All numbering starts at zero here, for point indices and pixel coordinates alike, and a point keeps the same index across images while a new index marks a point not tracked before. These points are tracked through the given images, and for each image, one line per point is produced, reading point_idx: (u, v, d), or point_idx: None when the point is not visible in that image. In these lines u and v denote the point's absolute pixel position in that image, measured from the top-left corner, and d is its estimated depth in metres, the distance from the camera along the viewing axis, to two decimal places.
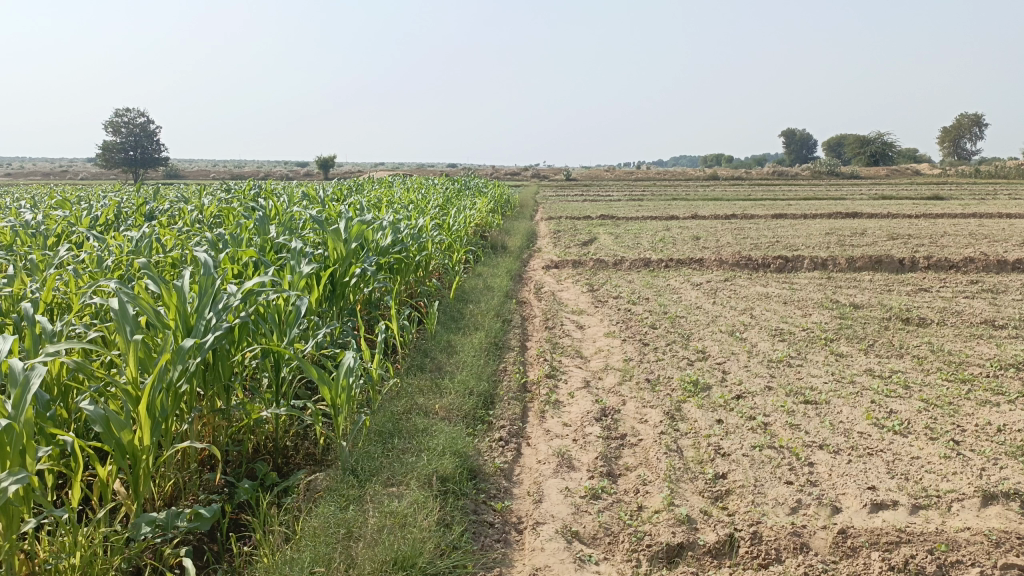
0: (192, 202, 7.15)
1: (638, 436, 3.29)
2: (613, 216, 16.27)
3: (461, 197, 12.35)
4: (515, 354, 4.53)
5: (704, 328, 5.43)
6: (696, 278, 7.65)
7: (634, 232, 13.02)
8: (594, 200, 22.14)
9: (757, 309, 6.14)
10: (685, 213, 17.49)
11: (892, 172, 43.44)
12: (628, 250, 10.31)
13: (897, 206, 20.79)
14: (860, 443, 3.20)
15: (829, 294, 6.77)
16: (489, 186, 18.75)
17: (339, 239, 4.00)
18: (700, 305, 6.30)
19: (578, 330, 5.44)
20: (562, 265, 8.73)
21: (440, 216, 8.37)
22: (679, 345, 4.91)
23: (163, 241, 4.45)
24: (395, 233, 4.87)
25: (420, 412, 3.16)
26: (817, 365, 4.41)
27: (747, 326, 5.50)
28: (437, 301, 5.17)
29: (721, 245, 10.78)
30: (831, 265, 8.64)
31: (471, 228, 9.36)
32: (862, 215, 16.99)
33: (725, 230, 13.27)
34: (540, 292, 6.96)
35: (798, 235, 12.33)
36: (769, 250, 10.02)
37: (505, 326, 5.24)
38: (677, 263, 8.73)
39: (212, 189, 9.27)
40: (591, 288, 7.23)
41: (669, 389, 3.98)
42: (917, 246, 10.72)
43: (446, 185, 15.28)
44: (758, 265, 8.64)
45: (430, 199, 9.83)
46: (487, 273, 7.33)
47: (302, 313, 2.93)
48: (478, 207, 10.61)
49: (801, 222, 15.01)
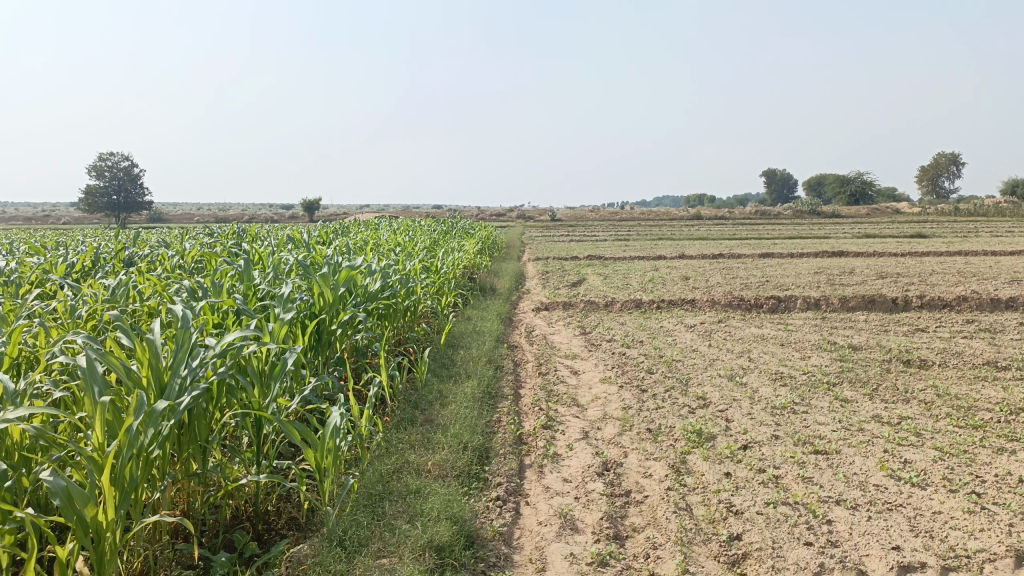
0: (174, 247, 6.95)
1: (644, 492, 3.10)
2: (600, 257, 16.21)
3: (449, 239, 12.22)
4: (509, 404, 4.34)
5: (702, 373, 5.27)
6: (690, 320, 7.51)
7: (623, 272, 12.92)
8: (581, 241, 22.12)
9: (755, 351, 5.99)
10: (672, 253, 17.47)
11: (873, 211, 43.92)
12: (618, 291, 10.19)
13: (882, 245, 20.88)
14: (877, 497, 3.03)
15: (826, 335, 6.65)
16: (475, 227, 18.68)
17: (326, 286, 3.83)
18: (696, 348, 6.15)
19: (573, 376, 5.27)
20: (552, 308, 8.58)
21: (428, 259, 8.21)
22: (678, 391, 4.74)
23: (139, 289, 4.25)
24: (383, 278, 4.71)
25: (412, 471, 2.97)
26: (823, 412, 4.26)
27: (747, 369, 5.35)
28: (427, 348, 4.99)
29: (711, 286, 10.69)
30: (824, 305, 8.54)
31: (460, 270, 9.21)
32: (849, 254, 17.03)
33: (714, 270, 13.20)
34: (531, 336, 6.79)
35: (787, 274, 12.27)
36: (760, 290, 9.93)
37: (497, 372, 5.06)
38: (669, 304, 8.61)
39: (194, 234, 9.08)
40: (583, 331, 7.07)
41: (672, 439, 3.80)
42: (908, 285, 10.68)
43: (432, 227, 15.17)
44: (750, 305, 8.53)
45: (417, 242, 9.69)
46: (477, 316, 7.16)
47: (286, 367, 2.76)
48: (466, 248, 10.47)
49: (789, 261, 14.98)
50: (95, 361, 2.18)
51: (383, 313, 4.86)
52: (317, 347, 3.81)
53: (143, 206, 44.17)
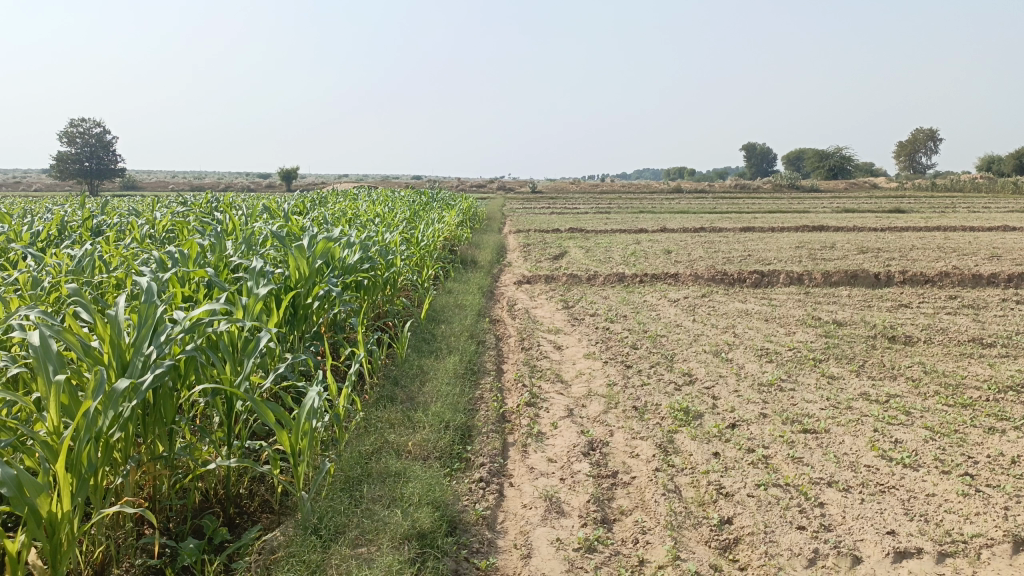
0: (144, 216, 6.71)
1: (631, 473, 3.01)
2: (582, 230, 16.08)
3: (429, 210, 12.02)
4: (491, 380, 4.22)
5: (687, 348, 5.18)
6: (673, 294, 7.42)
7: (604, 246, 12.81)
8: (562, 213, 21.97)
9: (740, 326, 5.92)
10: (654, 226, 17.38)
11: (852, 186, 44.10)
12: (601, 265, 10.08)
13: (862, 220, 20.93)
14: (869, 479, 2.96)
15: (810, 310, 6.59)
16: (456, 198, 18.45)
17: (303, 258, 3.68)
18: (681, 323, 6.06)
19: (556, 351, 5.16)
20: (533, 281, 8.45)
21: (408, 230, 8.03)
22: (664, 367, 4.65)
23: (105, 259, 4.07)
24: (362, 250, 4.56)
25: (392, 452, 2.84)
26: (811, 389, 4.19)
27: (732, 345, 5.27)
28: (407, 322, 4.85)
29: (693, 260, 10.61)
30: (807, 280, 8.49)
31: (440, 242, 9.03)
32: (830, 229, 17.05)
33: (695, 244, 13.13)
34: (513, 309, 6.67)
35: (769, 248, 12.23)
36: (743, 265, 9.88)
37: (479, 347, 4.94)
38: (652, 278, 8.51)
39: (166, 202, 8.82)
40: (566, 305, 6.95)
41: (658, 417, 3.70)
42: (889, 260, 10.68)
43: (412, 198, 14.94)
44: (734, 279, 8.46)
45: (397, 213, 9.49)
46: (458, 290, 7.01)
47: (259, 344, 2.62)
48: (446, 220, 10.30)
49: (770, 236, 14.95)
50: (51, 338, 2.03)
51: (362, 286, 4.71)
52: (293, 321, 3.66)
53: (116, 173, 43.29)
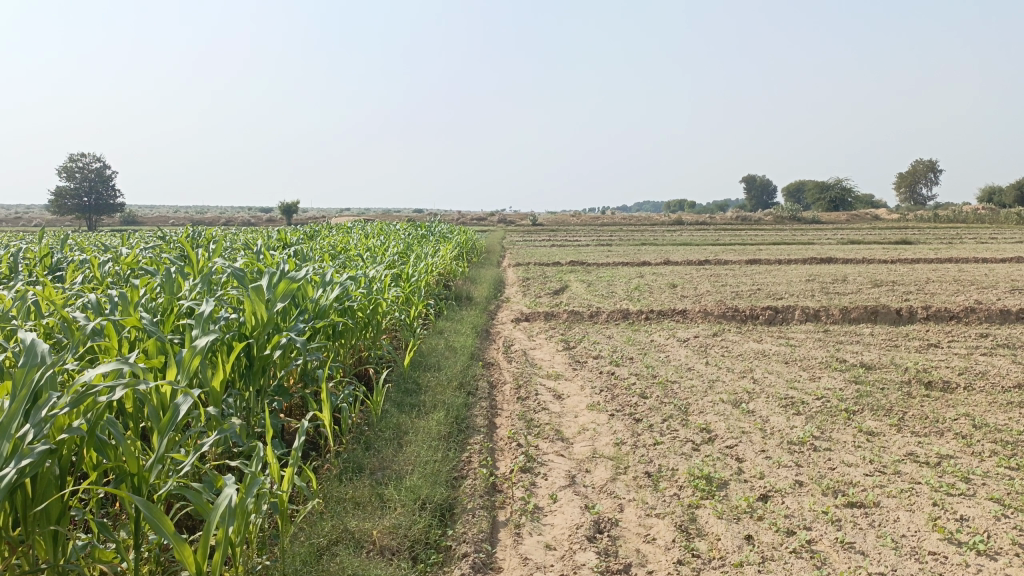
0: (110, 252, 6.19)
1: (648, 567, 2.46)
2: (583, 263, 15.59)
3: (425, 243, 11.54)
4: (482, 438, 3.68)
5: (703, 397, 4.64)
6: (683, 333, 6.89)
7: (607, 279, 12.29)
8: (562, 246, 21.54)
9: (758, 370, 5.38)
10: (657, 259, 16.90)
11: (855, 216, 43.74)
12: (604, 300, 9.56)
13: (871, 250, 20.42)
14: (940, 574, 2.41)
15: (833, 351, 6.05)
16: (454, 231, 18.00)
17: (260, 299, 3.17)
18: (693, 367, 5.52)
19: (556, 401, 4.61)
20: (532, 319, 7.92)
21: (398, 265, 7.52)
22: (678, 421, 4.10)
23: (40, 301, 3.57)
24: (340, 282, 4.07)
25: (350, 545, 2.31)
26: (849, 450, 3.64)
27: (752, 393, 4.73)
28: (387, 371, 4.30)
29: (701, 294, 10.09)
30: (824, 316, 7.96)
31: (433, 277, 8.52)
32: (837, 260, 16.56)
33: (701, 277, 12.62)
34: (509, 351, 6.14)
35: (779, 282, 11.72)
36: (754, 300, 9.36)
37: (469, 397, 4.40)
38: (658, 315, 7.98)
39: (144, 237, 8.34)
40: (567, 346, 6.42)
41: (676, 486, 3.15)
42: (907, 294, 10.17)
43: (407, 231, 14.48)
44: (746, 316, 7.93)
45: (389, 247, 8.99)
46: (450, 330, 6.48)
47: (178, 416, 2.13)
48: (441, 253, 9.81)
49: (778, 268, 14.43)
50: None
51: (337, 327, 4.19)
52: (247, 373, 3.18)
53: (115, 208, 43.05)
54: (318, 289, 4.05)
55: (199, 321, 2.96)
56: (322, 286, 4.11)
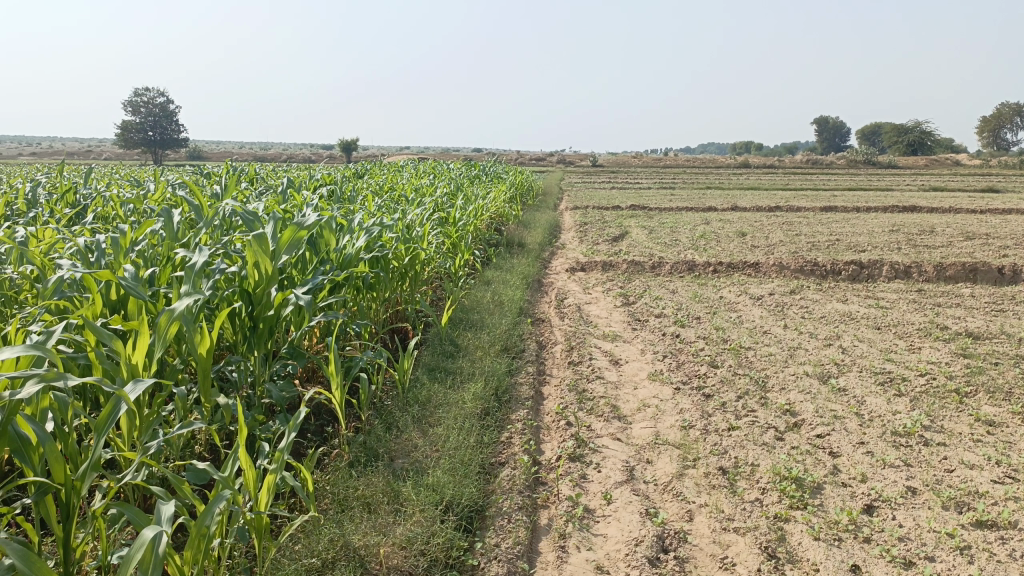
0: (139, 188, 5.80)
1: None
2: (644, 207, 14.81)
3: (477, 184, 10.97)
4: (526, 415, 3.16)
5: (783, 369, 4.02)
6: (755, 289, 6.22)
7: (670, 226, 11.52)
8: (623, 189, 20.67)
9: (846, 337, 4.72)
10: (723, 204, 16.00)
11: (935, 163, 41.29)
12: (666, 249, 8.89)
13: (958, 200, 18.99)
14: None
15: (931, 316, 5.32)
16: (509, 172, 17.31)
17: (263, 249, 2.68)
18: (769, 331, 4.89)
19: (614, 368, 4.06)
20: (589, 269, 7.34)
21: (445, 209, 6.98)
22: (756, 399, 3.51)
23: (29, 244, 3.16)
24: (370, 229, 3.56)
25: (350, 566, 1.86)
26: (968, 446, 3.01)
27: (841, 368, 4.08)
28: (421, 331, 3.82)
29: (773, 245, 9.31)
30: (915, 273, 7.16)
31: (483, 221, 7.96)
32: (920, 210, 15.38)
33: (772, 226, 11.75)
34: (562, 306, 5.59)
35: (859, 232, 10.80)
36: (833, 252, 8.56)
37: (514, 361, 3.88)
38: (727, 267, 7.31)
39: (183, 174, 7.96)
40: (626, 301, 5.82)
41: (757, 487, 2.59)
42: (1005, 249, 9.18)
43: (460, 171, 13.86)
44: (825, 271, 7.19)
45: (438, 188, 8.45)
46: (498, 280, 5.96)
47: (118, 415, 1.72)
48: (494, 196, 9.24)
49: (856, 217, 13.42)
50: None
51: (366, 281, 3.70)
52: (250, 335, 2.72)
53: (178, 142, 43.52)
54: (345, 236, 3.56)
55: (189, 275, 2.49)
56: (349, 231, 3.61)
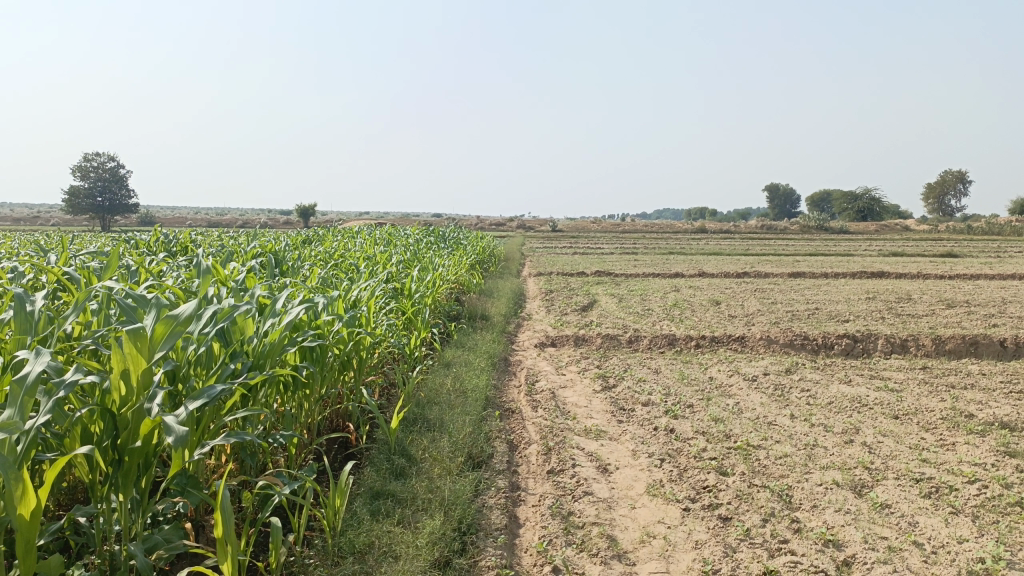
0: (39, 257, 4.99)
1: None
2: (610, 273, 14.29)
3: (438, 251, 10.30)
4: (500, 559, 2.39)
5: (806, 478, 3.33)
6: (747, 369, 5.57)
7: (639, 294, 10.98)
8: (585, 255, 20.24)
9: (865, 430, 4.06)
10: (690, 270, 15.59)
11: (886, 227, 42.08)
12: (640, 320, 8.26)
13: (922, 265, 18.89)
14: None
15: (950, 400, 4.71)
16: (469, 236, 16.72)
17: (134, 348, 1.94)
18: (776, 423, 4.21)
19: (603, 477, 3.33)
20: (560, 345, 6.65)
21: (400, 280, 6.27)
22: (786, 524, 2.80)
23: None
24: (297, 309, 2.86)
25: None
26: None
27: (874, 474, 3.39)
28: (371, 453, 3.10)
29: (751, 315, 8.75)
30: (912, 347, 6.60)
31: (443, 292, 7.26)
32: (887, 275, 15.12)
33: (745, 293, 11.26)
34: (533, 392, 4.86)
35: (836, 301, 10.33)
36: (818, 324, 8.02)
37: (480, 474, 3.13)
38: (711, 341, 6.68)
39: (108, 244, 7.14)
40: (606, 384, 5.11)
41: None
42: (992, 318, 8.74)
43: (419, 236, 13.26)
44: (816, 345, 6.59)
45: (393, 255, 7.75)
46: (460, 361, 5.22)
47: None
48: (454, 265, 8.58)
49: (827, 283, 13.04)
50: None
51: (291, 377, 2.96)
52: (113, 471, 1.95)
53: (129, 208, 42.32)
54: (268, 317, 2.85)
55: (14, 393, 1.73)
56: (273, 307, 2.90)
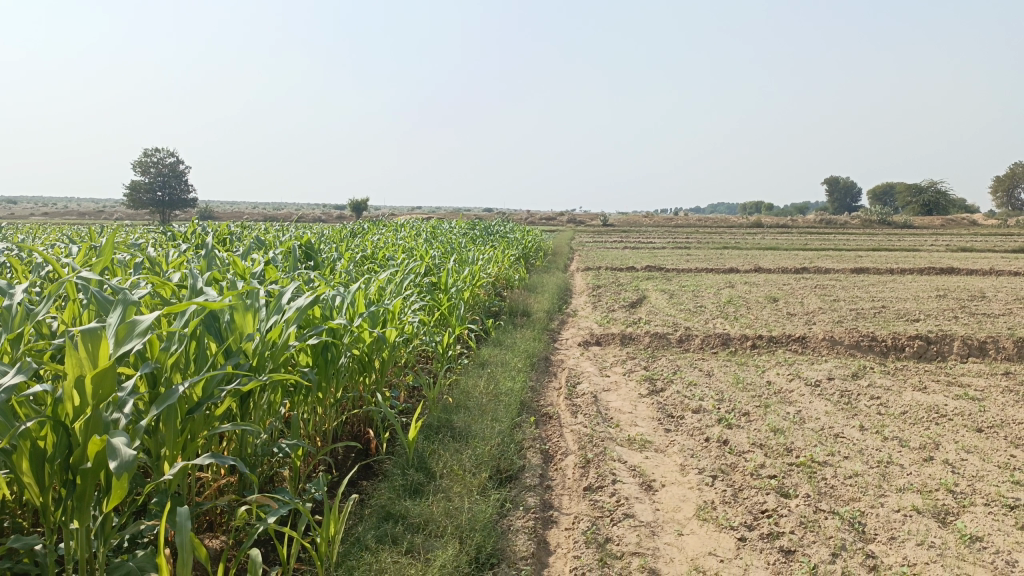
0: (64, 249, 4.85)
1: None
2: (661, 269, 13.82)
3: (482, 245, 10.03)
4: None
5: (881, 503, 2.91)
6: (808, 373, 5.13)
7: (691, 290, 10.52)
8: (635, 249, 19.76)
9: (946, 445, 3.61)
10: (745, 265, 15.00)
11: (953, 222, 40.38)
12: (692, 318, 7.83)
13: (994, 261, 17.85)
14: None
15: None
16: (517, 230, 16.42)
17: (90, 351, 1.67)
18: (843, 435, 3.79)
19: (647, 496, 2.97)
20: (605, 344, 6.29)
21: (436, 274, 5.99)
22: (859, 560, 2.41)
23: None
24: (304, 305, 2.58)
25: None
26: None
27: (960, 499, 2.95)
28: (383, 471, 2.80)
29: (811, 313, 8.23)
30: (991, 349, 6.04)
31: (483, 287, 6.96)
32: (956, 271, 14.29)
33: (804, 289, 10.69)
34: (574, 395, 4.52)
35: (903, 298, 9.70)
36: (885, 323, 7.47)
37: (507, 490, 2.81)
38: (768, 342, 6.23)
39: (148, 237, 7.05)
40: (653, 388, 4.74)
41: None
42: None
43: (464, 230, 12.99)
44: (883, 347, 6.08)
45: (433, 249, 7.48)
46: (497, 361, 4.91)
47: None
48: (496, 259, 8.28)
49: (892, 279, 12.35)
50: None
51: (298, 380, 2.69)
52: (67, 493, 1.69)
53: (187, 203, 43.22)
54: (272, 314, 2.58)
55: None
56: (279, 302, 2.62)
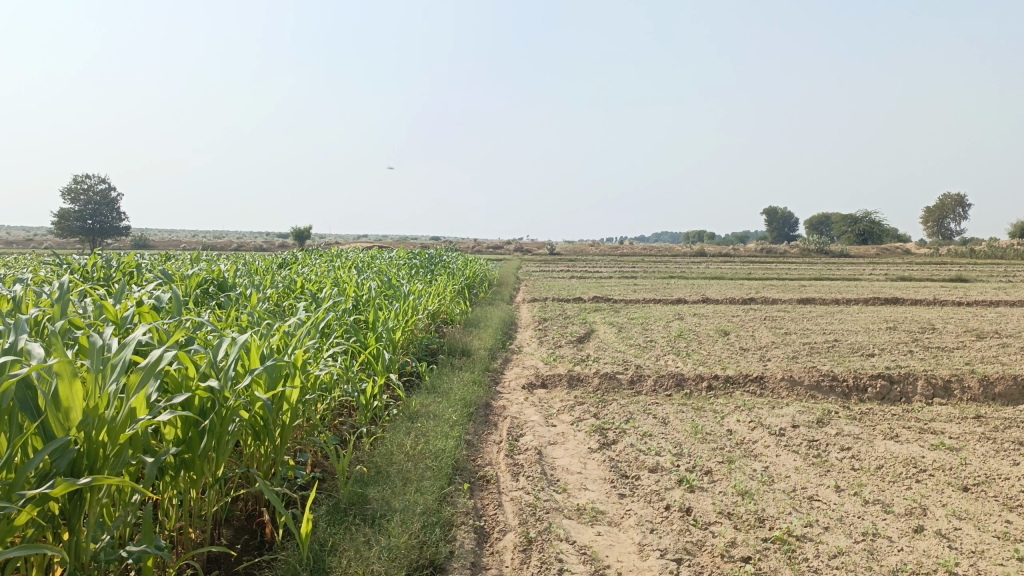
0: None
1: None
2: (609, 300, 13.42)
3: (421, 277, 9.45)
4: None
5: None
6: (771, 420, 4.69)
7: (641, 323, 10.11)
8: (582, 278, 19.46)
9: (935, 511, 3.18)
10: (693, 296, 14.74)
11: (888, 252, 41.40)
12: (643, 354, 7.38)
13: (934, 291, 18.01)
14: None
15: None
16: (462, 260, 15.87)
17: None
18: (819, 498, 3.34)
19: None
20: (551, 387, 5.77)
21: (365, 313, 5.40)
22: None
23: None
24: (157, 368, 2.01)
25: None
26: None
27: None
28: (273, 574, 2.24)
29: (765, 348, 7.87)
30: (956, 389, 5.72)
31: (419, 324, 6.39)
32: (903, 302, 14.28)
33: (755, 322, 10.40)
34: (516, 451, 3.98)
35: (856, 331, 9.45)
36: (843, 359, 7.15)
37: None
38: (725, 383, 5.80)
39: (40, 270, 6.30)
40: (604, 441, 4.23)
41: None
42: None
43: (404, 261, 12.39)
44: (845, 387, 5.71)
45: (364, 283, 6.88)
46: (429, 412, 4.35)
47: None
48: (435, 293, 7.71)
49: (841, 310, 12.20)
50: None
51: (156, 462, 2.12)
52: None
53: (119, 231, 41.54)
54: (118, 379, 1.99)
55: None
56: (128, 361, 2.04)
